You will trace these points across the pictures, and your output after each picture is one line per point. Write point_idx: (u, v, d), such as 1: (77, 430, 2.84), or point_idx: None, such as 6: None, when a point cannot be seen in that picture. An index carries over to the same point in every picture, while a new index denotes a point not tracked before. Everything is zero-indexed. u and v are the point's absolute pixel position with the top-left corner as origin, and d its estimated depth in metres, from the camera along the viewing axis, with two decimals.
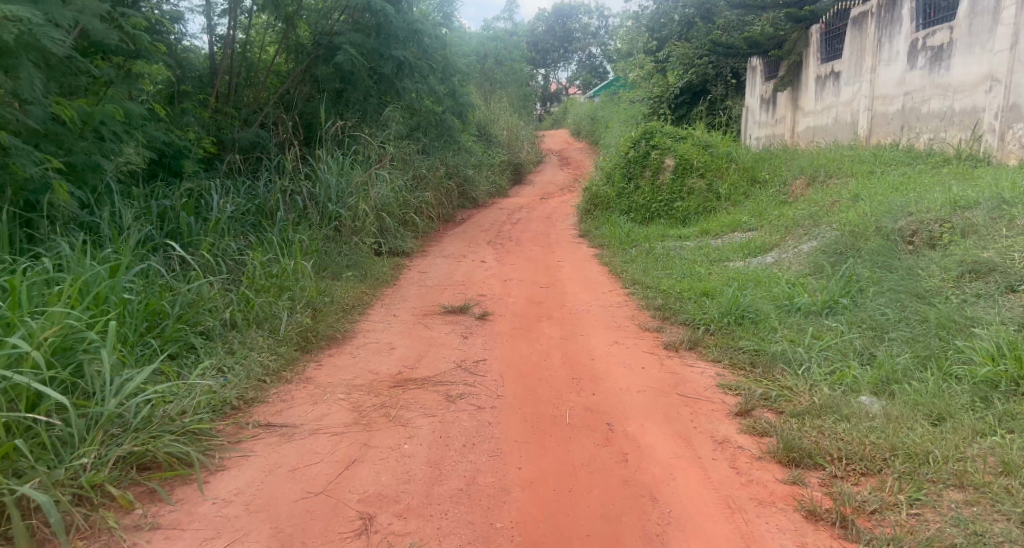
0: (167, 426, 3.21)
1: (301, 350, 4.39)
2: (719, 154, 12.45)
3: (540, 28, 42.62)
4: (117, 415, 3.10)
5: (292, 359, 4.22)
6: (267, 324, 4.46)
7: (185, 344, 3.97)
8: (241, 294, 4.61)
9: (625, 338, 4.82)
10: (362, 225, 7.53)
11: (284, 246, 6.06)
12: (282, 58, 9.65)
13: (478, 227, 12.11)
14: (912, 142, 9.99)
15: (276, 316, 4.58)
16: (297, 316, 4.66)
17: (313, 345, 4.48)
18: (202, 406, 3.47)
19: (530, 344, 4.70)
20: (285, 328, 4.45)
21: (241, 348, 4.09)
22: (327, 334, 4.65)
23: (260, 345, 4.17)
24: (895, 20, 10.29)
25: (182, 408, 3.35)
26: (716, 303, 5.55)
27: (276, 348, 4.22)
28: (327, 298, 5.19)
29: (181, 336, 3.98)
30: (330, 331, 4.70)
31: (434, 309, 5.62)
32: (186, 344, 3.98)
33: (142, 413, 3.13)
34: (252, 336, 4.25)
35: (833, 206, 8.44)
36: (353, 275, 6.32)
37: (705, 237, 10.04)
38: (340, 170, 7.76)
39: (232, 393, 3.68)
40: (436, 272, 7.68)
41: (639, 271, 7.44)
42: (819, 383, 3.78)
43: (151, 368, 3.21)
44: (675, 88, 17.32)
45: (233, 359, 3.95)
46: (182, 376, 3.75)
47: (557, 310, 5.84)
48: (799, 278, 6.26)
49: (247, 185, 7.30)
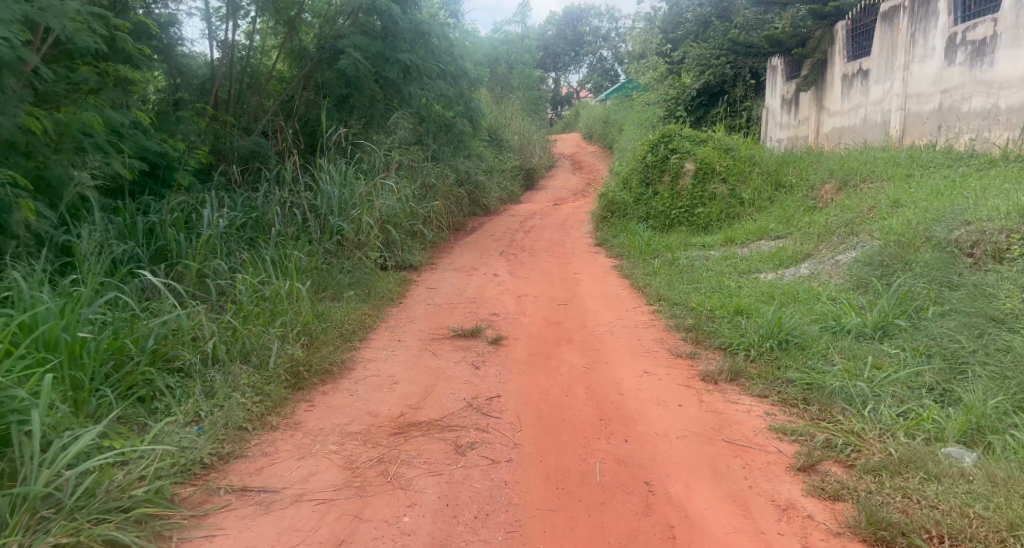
0: (113, 502, 2.77)
1: (291, 387, 3.94)
2: (742, 157, 11.93)
3: (551, 32, 42.20)
4: (52, 493, 2.69)
5: (280, 400, 3.76)
6: (256, 355, 4.02)
7: (155, 389, 3.55)
8: (225, 323, 4.17)
9: (656, 368, 4.32)
10: (367, 238, 7.08)
11: (280, 265, 5.61)
12: (284, 63, 9.23)
13: (490, 236, 11.65)
14: (951, 142, 9.45)
15: (268, 345, 4.14)
16: (289, 347, 4.19)
17: (306, 382, 4.01)
18: (163, 469, 3.03)
19: (550, 376, 4.21)
20: (274, 362, 3.99)
21: (221, 389, 3.65)
22: (323, 368, 4.17)
23: (244, 385, 3.72)
24: (930, 14, 9.80)
25: (136, 475, 2.91)
26: (753, 324, 5.04)
27: (262, 388, 3.76)
28: (324, 324, 4.73)
29: (151, 380, 3.56)
30: (325, 361, 4.24)
31: (443, 331, 5.14)
32: (157, 389, 3.55)
33: (81, 489, 2.71)
34: (236, 373, 3.81)
35: (869, 213, 7.91)
36: (357, 293, 5.86)
37: (730, 245, 9.53)
38: (344, 180, 7.31)
39: (204, 448, 3.24)
40: (446, 287, 7.21)
41: (664, 285, 6.94)
42: (894, 430, 3.29)
43: (93, 433, 2.79)
44: (692, 90, 16.85)
45: (211, 404, 3.53)
46: (148, 428, 3.34)
47: (578, 331, 5.36)
48: (841, 292, 5.75)
49: (244, 197, 6.87)
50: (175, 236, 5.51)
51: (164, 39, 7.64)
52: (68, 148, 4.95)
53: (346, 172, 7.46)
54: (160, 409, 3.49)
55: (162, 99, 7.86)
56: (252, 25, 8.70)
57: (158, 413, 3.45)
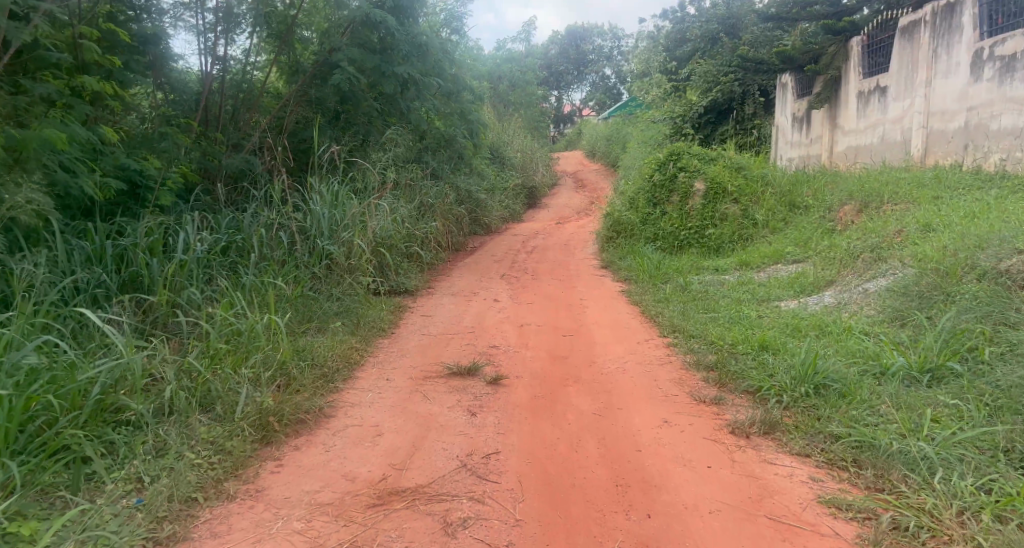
0: None
1: (258, 443, 3.52)
2: (753, 177, 11.49)
3: (555, 50, 41.90)
4: None
5: (242, 462, 3.35)
6: (220, 402, 3.65)
7: (88, 452, 3.16)
8: (184, 364, 3.78)
9: (677, 416, 3.83)
10: (360, 263, 6.63)
11: (258, 293, 5.13)
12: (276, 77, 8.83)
13: (491, 256, 11.18)
14: (979, 162, 9.01)
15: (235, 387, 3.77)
16: (259, 393, 3.76)
17: (275, 436, 3.59)
18: None
19: (556, 424, 3.73)
20: (243, 407, 3.62)
21: (172, 449, 3.29)
22: (296, 417, 3.74)
23: (203, 437, 3.41)
24: (954, 28, 9.41)
25: None
26: (783, 363, 4.54)
27: (222, 442, 3.41)
28: (303, 361, 4.25)
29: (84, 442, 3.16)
30: (300, 408, 3.81)
31: (437, 369, 4.67)
32: (90, 453, 3.16)
33: None
34: (194, 425, 3.46)
35: (896, 237, 7.42)
36: (344, 323, 5.40)
37: (744, 269, 9.04)
38: (336, 200, 6.87)
39: (137, 534, 2.81)
40: (443, 314, 6.73)
41: (678, 314, 6.43)
42: (982, 509, 2.83)
43: None
44: (699, 107, 16.49)
45: (156, 468, 3.16)
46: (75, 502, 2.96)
47: (586, 369, 4.87)
48: (874, 327, 5.25)
49: (228, 217, 6.40)
50: (147, 258, 4.95)
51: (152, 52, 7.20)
52: (26, 167, 4.39)
53: (339, 192, 7.01)
54: (91, 477, 3.11)
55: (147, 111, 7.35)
56: (246, 41, 8.28)
57: (87, 484, 3.07)
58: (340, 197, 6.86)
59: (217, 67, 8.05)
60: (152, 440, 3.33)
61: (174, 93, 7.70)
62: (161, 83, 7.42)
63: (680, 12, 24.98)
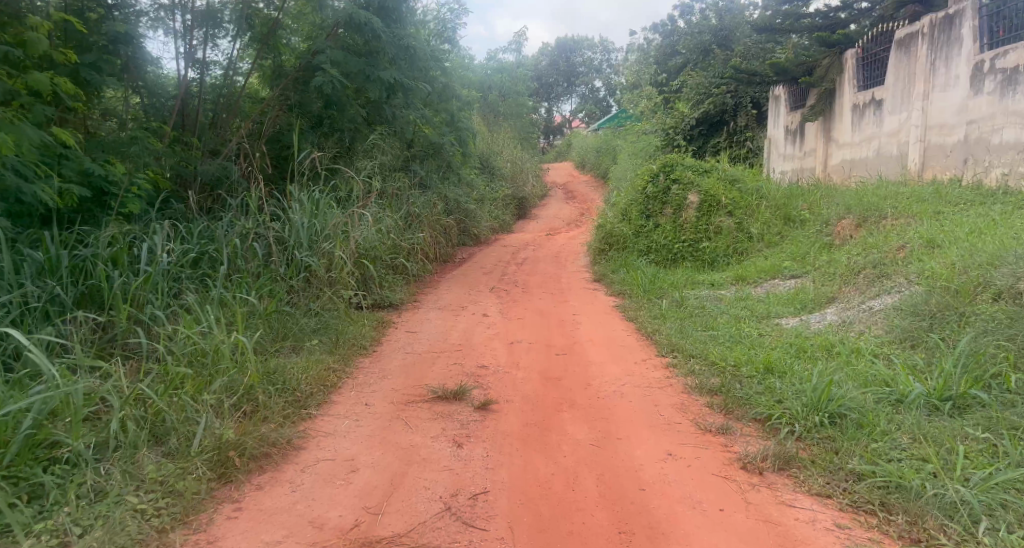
0: None
1: (214, 482, 3.21)
2: (747, 190, 11.26)
3: (544, 61, 41.79)
4: None
5: (193, 506, 3.04)
6: (174, 434, 3.35)
7: (9, 497, 2.83)
8: (132, 392, 3.45)
9: (682, 448, 3.54)
10: (341, 276, 6.29)
11: (226, 309, 4.77)
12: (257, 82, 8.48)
13: (479, 268, 10.85)
14: (980, 177, 8.77)
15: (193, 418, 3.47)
16: (219, 426, 3.46)
17: (234, 473, 3.28)
18: None
19: (550, 457, 3.43)
20: (199, 439, 3.33)
21: (110, 492, 2.98)
22: (258, 453, 3.42)
23: (146, 479, 3.08)
24: (953, 41, 9.19)
25: None
26: (792, 388, 4.23)
27: (172, 484, 3.09)
28: (272, 387, 3.94)
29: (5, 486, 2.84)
30: (264, 439, 3.50)
31: (420, 393, 4.34)
32: (11, 498, 2.84)
33: None
34: (140, 463, 3.15)
35: (898, 253, 7.18)
36: (322, 341, 5.06)
37: (740, 284, 8.77)
38: (317, 209, 6.53)
39: None
40: (428, 330, 6.39)
41: (675, 332, 6.13)
42: None
43: None
44: (690, 119, 16.25)
45: (88, 518, 2.85)
46: None
47: (582, 392, 4.54)
48: (884, 349, 4.98)
49: (200, 227, 6.05)
50: (108, 270, 4.61)
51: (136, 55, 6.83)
52: None
53: (320, 200, 6.68)
54: (8, 528, 2.78)
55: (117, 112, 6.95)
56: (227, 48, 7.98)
57: (4, 536, 2.74)
58: (321, 206, 6.52)
59: (195, 71, 7.74)
60: (91, 480, 3.02)
61: (150, 96, 7.34)
62: (137, 86, 7.04)
63: (670, 25, 24.89)
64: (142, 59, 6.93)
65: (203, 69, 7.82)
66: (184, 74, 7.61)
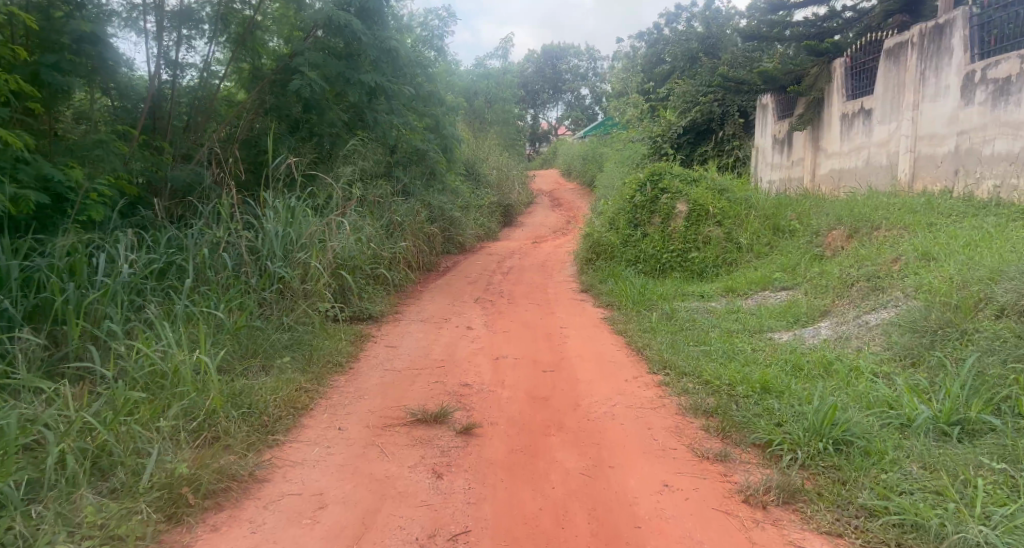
0: None
1: (163, 524, 3.00)
2: (736, 199, 11.11)
3: (531, 68, 41.66)
4: None
5: None
6: (121, 469, 3.16)
7: None
8: (76, 420, 3.27)
9: (679, 478, 3.39)
10: (318, 287, 6.04)
11: (190, 326, 4.51)
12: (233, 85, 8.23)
13: (464, 277, 10.60)
14: (971, 189, 8.60)
15: (144, 451, 3.30)
16: (173, 459, 3.25)
17: (188, 512, 3.07)
18: None
19: (536, 490, 3.26)
20: (148, 476, 3.13)
21: (43, 535, 2.77)
22: (216, 489, 3.22)
23: (86, 521, 2.87)
24: (943, 50, 9.03)
25: None
26: (790, 410, 4.02)
27: (115, 528, 2.87)
28: (236, 412, 3.73)
29: None
30: (223, 471, 3.29)
31: (398, 415, 4.10)
32: None
33: None
34: (80, 503, 2.94)
35: (893, 266, 6.99)
36: (295, 359, 4.81)
37: (730, 296, 8.58)
38: (293, 218, 6.28)
39: None
40: (409, 344, 6.14)
41: (666, 347, 5.91)
42: None
43: None
44: (678, 127, 16.10)
45: None
46: None
47: (569, 413, 4.31)
48: (885, 367, 4.78)
49: (168, 236, 5.79)
50: (62, 282, 4.37)
51: (111, 61, 6.55)
52: None
53: (296, 208, 6.44)
54: None
55: (84, 114, 6.70)
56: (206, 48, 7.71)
57: None
58: (296, 213, 6.27)
59: (169, 73, 7.45)
60: (18, 527, 2.76)
61: (122, 99, 7.08)
62: (107, 88, 6.75)
63: (656, 33, 24.80)
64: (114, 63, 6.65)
65: (177, 72, 7.54)
66: (157, 75, 7.31)
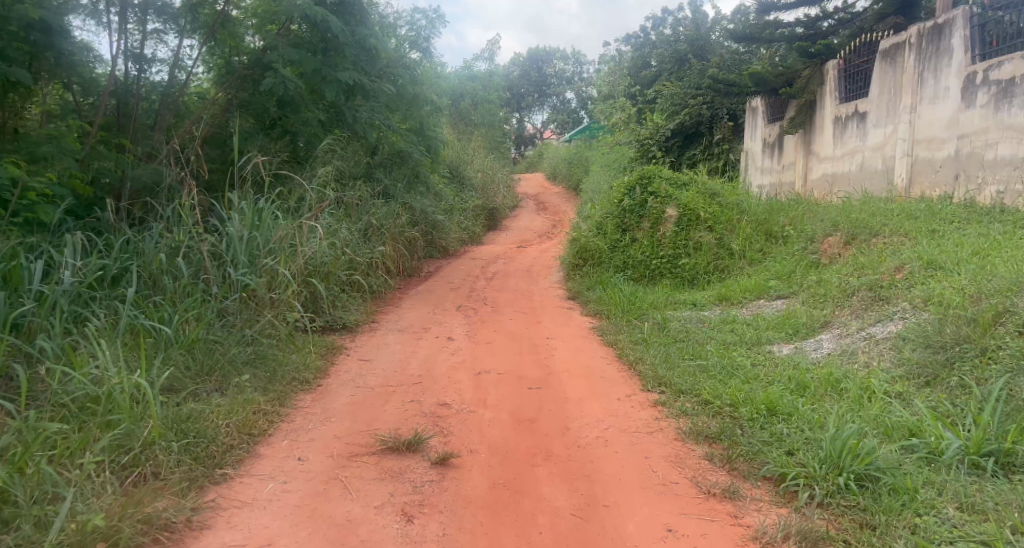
0: None
1: None
2: (727, 204, 10.79)
3: (517, 71, 41.30)
4: None
5: None
6: (24, 519, 2.74)
7: None
8: None
9: (683, 521, 3.07)
10: (286, 296, 5.63)
11: (130, 344, 4.09)
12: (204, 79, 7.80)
13: (446, 283, 10.18)
14: (972, 195, 8.30)
15: (59, 494, 2.90)
16: (91, 508, 2.85)
17: None
18: None
19: (518, 538, 2.92)
20: (58, 528, 2.72)
21: None
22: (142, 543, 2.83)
23: None
24: (942, 51, 8.73)
25: None
26: (802, 437, 3.64)
27: None
28: (173, 445, 3.33)
29: None
30: (151, 521, 2.89)
31: (365, 443, 3.70)
32: None
33: None
34: None
35: (896, 274, 6.65)
36: (255, 377, 4.40)
37: (724, 305, 8.21)
38: (261, 220, 5.85)
39: None
40: (384, 357, 5.72)
41: (660, 361, 5.52)
42: None
43: None
44: (666, 130, 15.79)
45: None
46: None
47: (557, 438, 3.92)
48: (898, 386, 4.41)
49: (122, 241, 5.34)
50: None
51: (70, 54, 6.13)
52: None
53: (264, 210, 6.02)
54: None
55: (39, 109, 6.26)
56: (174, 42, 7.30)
57: None
58: (264, 217, 5.84)
59: (135, 68, 7.03)
60: None
61: (85, 94, 6.66)
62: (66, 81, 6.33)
63: (643, 37, 24.49)
64: (74, 56, 6.20)
65: (142, 66, 7.06)
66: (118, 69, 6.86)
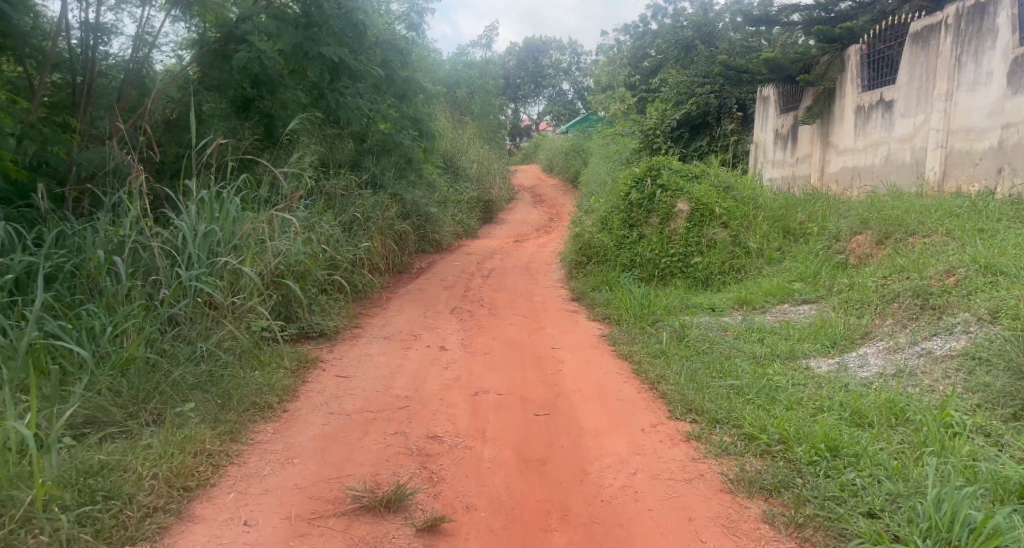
0: None
1: None
2: (742, 199, 10.05)
3: (513, 61, 40.34)
4: None
5: None
6: None
7: None
8: None
9: None
10: (250, 301, 4.88)
11: (31, 372, 3.39)
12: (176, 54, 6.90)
13: (439, 281, 9.40)
14: (1018, 190, 7.61)
15: None
16: None
17: None
18: None
19: None
20: None
21: None
22: None
23: None
24: (985, 31, 7.98)
25: None
26: (884, 493, 3.00)
27: None
28: (60, 518, 2.65)
29: None
30: None
31: (332, 500, 3.01)
32: None
33: None
34: None
35: (944, 279, 5.91)
36: (203, 404, 3.66)
37: (744, 310, 7.47)
38: (222, 213, 5.07)
39: None
40: (365, 372, 4.96)
41: (686, 382, 4.79)
42: None
43: None
44: (672, 120, 15.01)
45: None
46: None
47: (572, 487, 3.23)
48: (982, 419, 3.68)
49: (56, 235, 4.61)
50: None
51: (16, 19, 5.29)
52: None
53: (228, 202, 5.24)
54: None
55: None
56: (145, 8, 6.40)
57: None
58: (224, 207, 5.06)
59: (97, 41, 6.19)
60: None
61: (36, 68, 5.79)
62: (16, 52, 5.52)
63: (643, 26, 23.64)
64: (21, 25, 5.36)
65: (100, 37, 6.20)
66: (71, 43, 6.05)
